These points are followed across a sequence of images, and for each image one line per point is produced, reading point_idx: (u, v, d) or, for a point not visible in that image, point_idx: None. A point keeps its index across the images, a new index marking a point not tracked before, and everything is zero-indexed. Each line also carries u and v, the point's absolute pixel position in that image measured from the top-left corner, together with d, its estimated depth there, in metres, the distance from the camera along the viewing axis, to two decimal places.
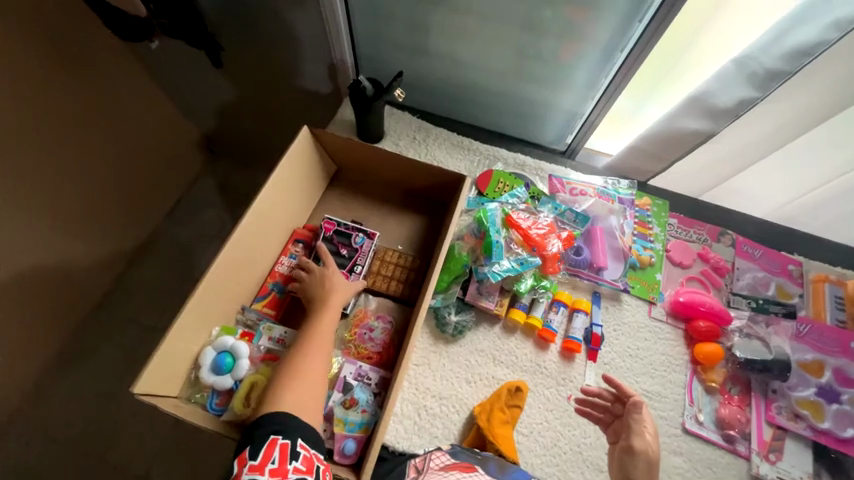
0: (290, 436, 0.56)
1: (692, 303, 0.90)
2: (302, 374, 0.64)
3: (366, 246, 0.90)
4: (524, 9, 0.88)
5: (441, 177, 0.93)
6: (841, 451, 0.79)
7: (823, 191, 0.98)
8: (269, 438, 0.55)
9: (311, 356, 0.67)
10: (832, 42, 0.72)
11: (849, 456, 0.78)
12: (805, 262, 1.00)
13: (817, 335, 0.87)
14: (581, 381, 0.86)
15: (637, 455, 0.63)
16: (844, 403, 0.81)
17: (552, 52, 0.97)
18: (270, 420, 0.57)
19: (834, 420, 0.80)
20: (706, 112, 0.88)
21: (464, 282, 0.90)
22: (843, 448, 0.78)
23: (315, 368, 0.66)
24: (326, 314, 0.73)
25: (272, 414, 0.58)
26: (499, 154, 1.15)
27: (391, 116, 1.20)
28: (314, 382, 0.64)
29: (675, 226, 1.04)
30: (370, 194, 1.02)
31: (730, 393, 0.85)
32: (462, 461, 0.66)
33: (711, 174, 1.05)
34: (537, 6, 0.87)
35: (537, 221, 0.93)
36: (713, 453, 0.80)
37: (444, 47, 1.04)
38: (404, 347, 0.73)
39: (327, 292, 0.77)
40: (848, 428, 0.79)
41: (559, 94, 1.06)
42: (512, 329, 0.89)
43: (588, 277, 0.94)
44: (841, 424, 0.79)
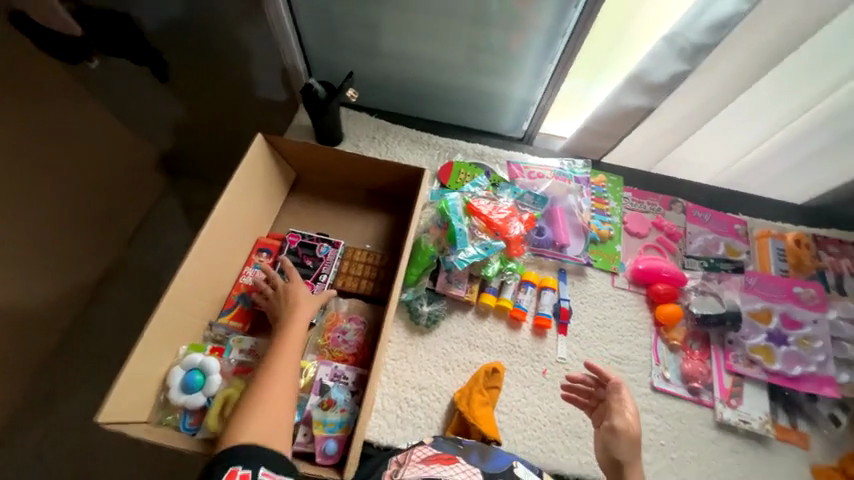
0: (252, 466, 0.55)
1: (649, 269, 0.96)
2: (267, 398, 0.62)
3: (330, 255, 0.91)
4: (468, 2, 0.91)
5: (401, 172, 0.94)
6: (794, 389, 0.85)
7: (751, 158, 1.05)
8: (230, 469, 0.53)
9: (276, 379, 0.65)
10: (745, 13, 0.76)
11: (801, 391, 0.85)
12: (749, 220, 1.08)
13: (763, 285, 0.93)
14: (554, 355, 0.89)
15: (622, 435, 0.64)
16: (792, 344, 0.87)
17: (501, 43, 1.00)
18: (232, 454, 0.55)
19: (784, 361, 0.86)
20: (647, 88, 0.93)
21: (433, 272, 0.92)
22: (796, 386, 0.84)
23: (280, 391, 0.64)
24: (291, 332, 0.72)
25: (238, 445, 0.57)
26: (459, 146, 1.16)
27: (348, 118, 1.19)
28: (278, 406, 0.62)
29: (629, 199, 1.09)
30: (333, 197, 1.02)
31: (691, 349, 0.90)
32: (444, 451, 0.67)
33: (660, 148, 1.09)
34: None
35: (498, 206, 0.95)
36: (681, 406, 0.85)
37: (395, 46, 1.06)
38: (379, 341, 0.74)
39: (293, 306, 0.76)
40: (797, 366, 0.85)
41: (510, 83, 1.10)
42: (484, 314, 0.92)
43: (552, 255, 0.98)
44: (791, 364, 0.85)
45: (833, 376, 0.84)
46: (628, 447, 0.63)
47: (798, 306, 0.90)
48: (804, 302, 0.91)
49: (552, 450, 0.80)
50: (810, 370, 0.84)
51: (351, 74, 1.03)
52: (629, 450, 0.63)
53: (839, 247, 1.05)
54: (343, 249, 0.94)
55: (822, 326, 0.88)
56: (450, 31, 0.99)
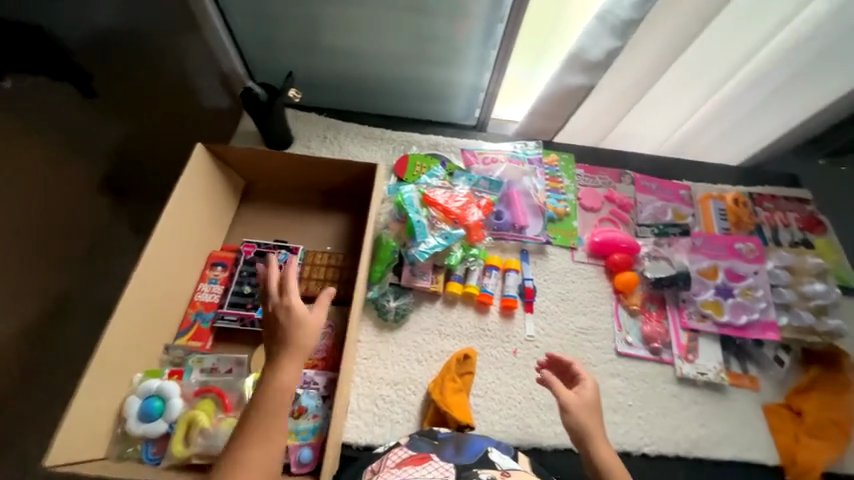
0: None
1: (605, 241, 1.00)
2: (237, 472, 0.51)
3: (289, 261, 0.89)
4: None
5: (353, 169, 0.93)
6: (742, 337, 0.91)
7: (686, 128, 1.12)
8: None
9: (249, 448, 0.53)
10: None
11: (749, 339, 0.91)
12: (692, 185, 1.14)
13: (708, 244, 0.99)
14: (523, 333, 0.91)
15: (578, 406, 0.64)
16: (737, 296, 0.93)
17: (446, 32, 1.02)
18: None
19: (731, 312, 0.91)
20: (586, 67, 0.95)
21: (396, 267, 0.91)
22: (743, 334, 0.90)
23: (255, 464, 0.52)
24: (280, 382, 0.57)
25: None
26: (412, 138, 1.15)
27: (296, 119, 1.16)
28: None
29: (582, 176, 1.13)
30: (287, 202, 0.99)
31: (649, 311, 0.95)
32: (418, 451, 0.68)
33: (606, 122, 1.13)
34: None
35: (455, 194, 0.96)
36: (644, 367, 0.90)
37: (337, 42, 1.05)
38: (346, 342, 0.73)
39: (285, 342, 0.60)
40: (743, 316, 0.91)
41: (458, 72, 1.11)
42: (452, 302, 0.92)
43: (513, 237, 1.00)
44: (737, 314, 0.91)
45: (775, 321, 0.90)
46: (588, 416, 0.63)
47: (740, 260, 0.97)
48: (744, 255, 0.98)
49: (528, 425, 0.83)
50: (755, 317, 0.90)
51: (292, 73, 1.00)
52: (589, 419, 0.63)
53: (773, 202, 1.13)
54: (302, 254, 0.91)
55: (762, 276, 0.95)
56: (392, 21, 0.99)
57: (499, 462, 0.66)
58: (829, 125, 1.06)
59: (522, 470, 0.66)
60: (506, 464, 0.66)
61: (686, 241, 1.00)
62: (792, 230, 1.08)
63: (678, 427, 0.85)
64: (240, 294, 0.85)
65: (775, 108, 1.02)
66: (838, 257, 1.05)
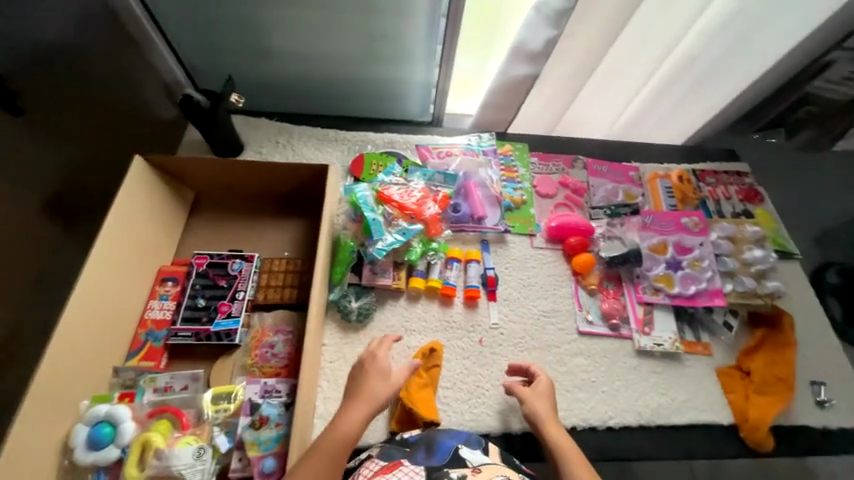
0: None
1: (561, 225, 1.03)
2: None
3: (245, 270, 0.87)
4: None
5: (304, 172, 0.91)
6: (693, 306, 0.95)
7: (630, 112, 1.20)
8: None
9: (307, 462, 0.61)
10: None
11: (699, 307, 0.96)
12: (641, 166, 1.19)
13: (656, 221, 1.03)
14: (488, 321, 0.93)
15: (533, 398, 0.77)
16: (686, 268, 0.98)
17: (394, 29, 1.03)
18: None
19: (681, 283, 0.96)
20: (528, 57, 0.98)
21: (356, 267, 0.91)
22: (693, 303, 0.95)
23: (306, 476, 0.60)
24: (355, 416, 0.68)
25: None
26: (368, 137, 1.14)
27: (246, 124, 1.12)
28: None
29: (536, 164, 1.16)
30: (241, 210, 0.97)
31: (606, 289, 0.98)
32: (391, 459, 0.69)
33: (554, 110, 1.17)
34: None
35: (410, 190, 0.96)
36: (605, 344, 0.93)
37: (286, 45, 1.05)
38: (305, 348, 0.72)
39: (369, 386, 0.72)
40: (692, 286, 0.95)
41: (409, 69, 1.13)
42: (416, 297, 0.93)
43: (472, 229, 1.01)
44: (687, 284, 0.96)
45: (721, 287, 0.95)
46: (541, 405, 0.76)
47: (686, 234, 1.01)
48: (690, 229, 1.03)
49: (497, 411, 0.84)
50: (702, 286, 0.95)
51: (232, 77, 0.98)
52: (542, 407, 0.75)
53: (715, 177, 1.19)
54: (259, 261, 0.89)
55: (707, 247, 0.99)
56: (337, 19, 1.00)
57: (469, 459, 0.68)
58: (756, 100, 1.13)
59: (492, 463, 0.68)
60: (477, 459, 0.69)
61: (637, 219, 1.04)
62: (733, 202, 1.14)
63: (639, 398, 0.88)
64: (194, 308, 0.82)
65: (710, 86, 1.08)
66: (776, 225, 1.12)
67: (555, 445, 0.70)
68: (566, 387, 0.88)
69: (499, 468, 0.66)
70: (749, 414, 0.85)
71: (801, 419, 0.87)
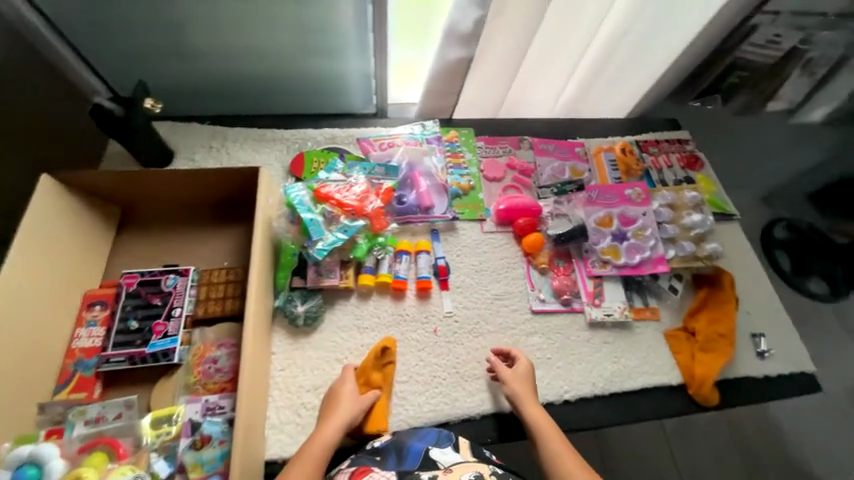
0: None
1: (509, 207, 1.02)
2: None
3: (180, 285, 0.83)
4: None
5: (234, 177, 0.86)
6: (639, 275, 0.98)
7: (570, 90, 1.20)
8: None
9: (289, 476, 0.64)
10: None
11: (645, 275, 0.98)
12: (586, 141, 1.20)
13: (601, 195, 1.04)
14: (441, 310, 0.92)
15: (513, 380, 0.81)
16: (631, 238, 1.00)
17: (321, 19, 0.98)
18: None
19: (627, 253, 0.98)
20: (460, 40, 0.95)
21: (300, 269, 0.88)
22: (639, 271, 0.97)
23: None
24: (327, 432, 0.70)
25: None
26: (307, 134, 1.09)
27: (173, 130, 1.05)
28: None
29: (482, 147, 1.14)
30: (173, 222, 0.91)
31: (558, 267, 0.99)
32: (360, 466, 0.69)
33: (495, 94, 1.14)
34: None
35: (351, 186, 0.93)
36: (559, 320, 0.94)
37: (204, 41, 0.99)
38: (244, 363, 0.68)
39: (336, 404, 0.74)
40: (637, 255, 0.98)
41: (343, 60, 1.09)
42: (367, 294, 0.91)
43: (420, 219, 0.99)
44: (632, 254, 0.98)
45: (664, 254, 0.98)
46: (521, 386, 0.80)
47: (630, 205, 1.03)
48: (634, 200, 1.04)
49: (455, 399, 0.84)
50: (646, 254, 0.98)
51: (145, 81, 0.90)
52: (522, 388, 0.80)
53: (657, 146, 1.21)
54: (195, 274, 0.85)
55: (650, 216, 1.02)
56: (257, 11, 0.95)
57: (440, 460, 0.70)
58: (689, 68, 1.15)
59: (463, 461, 0.71)
60: (448, 459, 0.71)
61: (582, 194, 1.05)
62: (675, 170, 1.17)
63: (593, 369, 0.90)
64: (126, 331, 0.77)
65: (644, 51, 1.10)
66: (715, 189, 1.16)
67: (534, 421, 0.76)
68: None
69: (470, 463, 0.70)
70: (695, 372, 0.88)
71: (745, 370, 0.92)
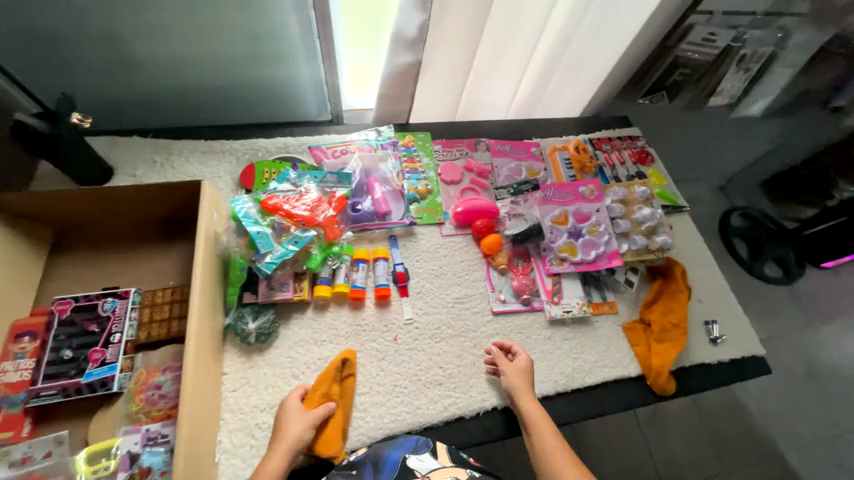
0: None
1: (467, 210, 1.02)
2: None
3: (119, 309, 0.78)
4: None
5: (174, 192, 0.82)
6: (595, 270, 0.99)
7: (522, 91, 1.21)
8: None
9: None
10: None
11: (601, 270, 1.00)
12: (541, 141, 1.21)
13: (556, 193, 1.06)
14: (401, 318, 0.91)
15: (511, 374, 0.82)
16: (586, 234, 1.02)
17: (264, 26, 0.96)
18: None
19: (583, 250, 1.00)
20: (407, 44, 0.95)
21: (250, 284, 0.85)
22: (594, 266, 0.99)
23: None
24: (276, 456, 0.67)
25: None
26: (258, 144, 1.06)
27: (114, 145, 1.01)
28: None
29: (440, 151, 1.14)
30: (112, 241, 0.86)
31: (517, 267, 1.00)
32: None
33: (449, 98, 1.15)
34: None
35: (302, 197, 0.91)
36: (520, 319, 0.95)
37: (141, 51, 0.95)
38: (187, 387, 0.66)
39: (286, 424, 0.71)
40: (593, 251, 1.00)
41: (291, 67, 1.07)
42: (324, 306, 0.89)
43: (377, 227, 0.98)
44: (588, 250, 1.00)
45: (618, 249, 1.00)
46: (520, 379, 0.81)
47: (584, 202, 1.05)
48: (588, 197, 1.06)
49: (418, 407, 0.83)
50: (601, 250, 1.00)
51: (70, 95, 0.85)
52: (520, 382, 0.81)
53: (610, 143, 1.24)
54: (137, 296, 0.80)
55: (603, 212, 1.04)
56: (194, 18, 0.92)
57: (417, 468, 0.69)
58: (633, 67, 1.19)
59: (442, 467, 0.69)
60: (425, 466, 0.69)
61: (538, 194, 1.06)
62: (627, 166, 1.21)
63: (555, 367, 0.91)
64: (60, 362, 0.72)
65: (591, 50, 1.13)
66: (665, 183, 1.21)
67: (529, 414, 0.77)
68: (485, 369, 0.88)
69: (449, 467, 0.69)
70: (652, 362, 0.91)
71: (699, 357, 0.95)
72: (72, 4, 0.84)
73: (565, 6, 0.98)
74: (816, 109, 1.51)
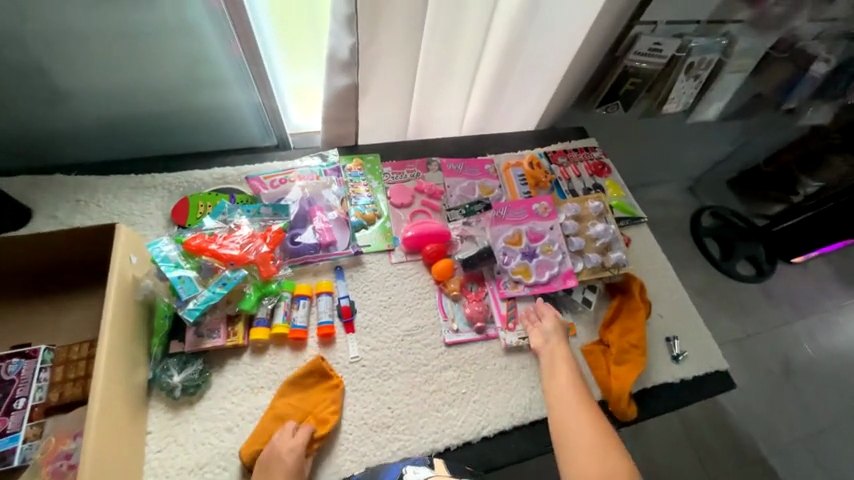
0: None
1: (417, 234, 0.98)
2: None
3: (26, 370, 0.71)
4: (115, 16, 0.82)
5: (84, 239, 0.76)
6: (551, 291, 0.96)
7: (473, 106, 1.18)
8: None
9: None
10: None
11: (557, 291, 0.97)
12: (495, 157, 1.18)
13: (509, 212, 1.02)
14: (347, 356, 0.85)
15: (550, 320, 0.89)
16: (540, 254, 0.98)
17: (187, 52, 0.91)
18: None
19: (537, 271, 0.97)
20: (342, 66, 0.90)
21: (178, 332, 0.79)
22: (549, 288, 0.96)
23: None
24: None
25: None
26: (193, 177, 1.00)
27: (32, 185, 0.94)
28: None
29: (389, 173, 1.09)
30: (22, 294, 0.79)
31: (471, 292, 0.95)
32: None
33: (395, 118, 1.10)
34: (131, 12, 0.82)
35: (233, 234, 0.86)
36: (474, 349, 0.90)
37: (57, 83, 0.89)
38: (94, 434, 0.60)
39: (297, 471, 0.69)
40: (547, 271, 0.97)
41: (225, 92, 1.02)
42: (261, 350, 0.83)
43: (320, 258, 0.93)
44: (542, 270, 0.97)
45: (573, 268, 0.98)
46: (555, 330, 0.88)
47: (537, 220, 1.02)
48: (541, 215, 1.03)
49: (364, 454, 0.77)
50: (556, 270, 0.96)
51: None
52: (556, 334, 0.87)
53: (566, 156, 1.22)
54: (48, 354, 0.73)
55: (557, 230, 1.01)
56: (113, 49, 0.87)
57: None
58: (583, 78, 1.17)
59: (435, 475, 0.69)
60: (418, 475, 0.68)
61: (491, 213, 1.02)
62: (584, 179, 1.19)
63: (512, 398, 0.86)
64: None
65: (536, 65, 1.12)
66: (623, 194, 1.18)
67: (554, 354, 0.84)
68: (436, 406, 0.83)
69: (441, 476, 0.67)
70: (612, 387, 0.87)
71: (660, 376, 0.92)
72: None
73: (504, 19, 0.97)
74: (770, 111, 1.52)
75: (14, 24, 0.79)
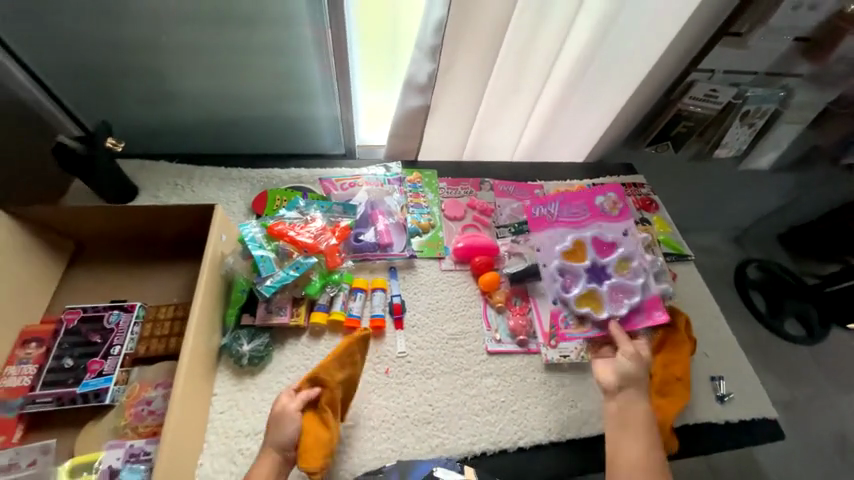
0: None
1: (468, 245, 1.04)
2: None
3: (123, 322, 0.81)
4: (238, 35, 0.98)
5: (186, 216, 0.87)
6: (627, 328, 0.93)
7: (527, 135, 1.26)
8: None
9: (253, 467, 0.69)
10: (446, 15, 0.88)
11: (632, 327, 0.94)
12: (545, 184, 1.24)
13: (568, 211, 1.04)
14: (394, 351, 0.90)
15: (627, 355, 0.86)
16: (612, 282, 0.96)
17: (287, 68, 1.06)
18: None
19: (611, 304, 0.94)
20: (418, 89, 1.02)
21: (250, 306, 0.87)
22: (632, 327, 0.93)
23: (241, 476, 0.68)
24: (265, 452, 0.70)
25: None
26: (273, 174, 1.13)
27: (141, 168, 1.09)
28: None
29: (445, 188, 1.18)
30: (125, 258, 0.92)
31: (515, 306, 0.99)
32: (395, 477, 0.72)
33: (456, 139, 1.20)
34: (251, 33, 0.98)
35: (308, 225, 0.96)
36: (515, 360, 0.93)
37: (179, 86, 1.06)
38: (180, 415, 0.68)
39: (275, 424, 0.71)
40: (622, 302, 0.94)
41: (309, 105, 1.15)
42: (319, 333, 0.90)
43: (377, 257, 1.01)
44: (617, 302, 0.94)
45: (657, 300, 0.95)
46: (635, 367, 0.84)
47: (602, 219, 1.03)
48: (607, 213, 1.04)
49: (404, 445, 0.81)
50: (638, 303, 0.94)
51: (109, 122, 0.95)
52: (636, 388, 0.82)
53: None
54: (142, 310, 0.83)
55: (625, 240, 1.01)
56: (229, 63, 1.03)
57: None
58: (635, 118, 1.24)
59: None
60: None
61: (545, 211, 1.04)
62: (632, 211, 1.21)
63: (550, 413, 0.87)
64: (60, 369, 0.75)
65: (593, 104, 1.19)
66: (670, 230, 1.20)
67: (626, 408, 0.80)
68: (475, 410, 0.86)
69: None
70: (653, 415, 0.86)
71: (703, 414, 0.91)
72: (126, 45, 0.97)
73: (567, 59, 1.06)
74: (827, 165, 1.52)
75: (162, 38, 0.96)
